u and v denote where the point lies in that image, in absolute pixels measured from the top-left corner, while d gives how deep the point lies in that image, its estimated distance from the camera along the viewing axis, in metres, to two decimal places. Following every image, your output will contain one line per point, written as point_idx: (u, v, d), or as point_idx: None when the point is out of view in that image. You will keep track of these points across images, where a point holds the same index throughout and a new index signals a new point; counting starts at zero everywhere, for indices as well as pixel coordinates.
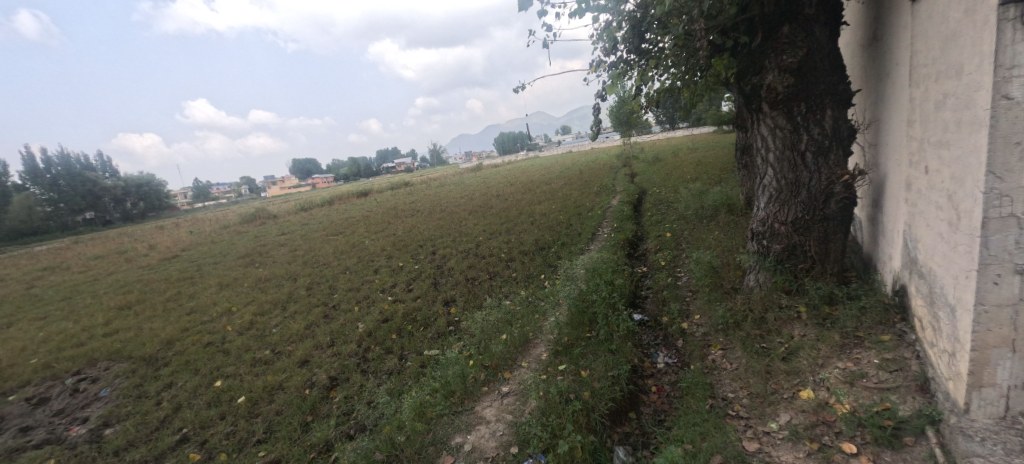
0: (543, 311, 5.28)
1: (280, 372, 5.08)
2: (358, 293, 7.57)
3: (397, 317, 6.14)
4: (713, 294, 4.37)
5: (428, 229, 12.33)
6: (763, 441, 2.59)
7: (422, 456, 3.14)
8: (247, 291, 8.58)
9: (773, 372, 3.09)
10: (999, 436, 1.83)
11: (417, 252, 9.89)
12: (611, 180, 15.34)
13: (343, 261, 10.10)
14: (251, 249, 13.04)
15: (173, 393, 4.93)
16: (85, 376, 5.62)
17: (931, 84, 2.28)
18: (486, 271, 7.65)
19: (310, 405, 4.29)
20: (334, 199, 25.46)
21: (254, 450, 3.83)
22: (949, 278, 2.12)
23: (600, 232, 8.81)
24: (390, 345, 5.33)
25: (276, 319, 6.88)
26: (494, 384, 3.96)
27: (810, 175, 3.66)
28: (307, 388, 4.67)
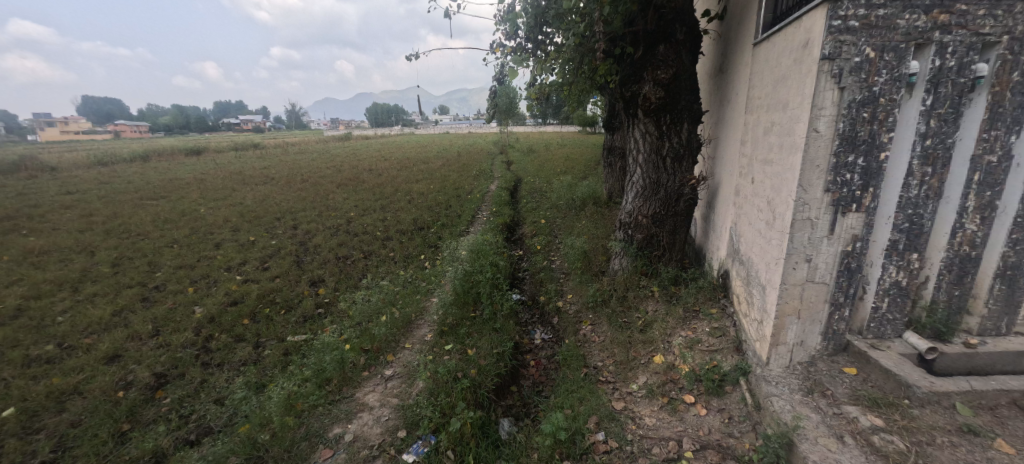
0: (425, 292, 5.18)
1: (75, 372, 3.91)
2: (193, 272, 6.25)
3: (250, 299, 5.28)
4: (584, 276, 4.87)
5: (286, 200, 10.83)
6: (627, 400, 3.05)
7: (294, 452, 2.81)
8: (9, 268, 6.30)
9: (633, 341, 3.62)
10: (786, 380, 2.50)
11: (273, 226, 8.62)
12: (490, 165, 15.74)
13: (168, 232, 8.19)
14: (13, 210, 9.57)
15: None
16: None
17: (762, 113, 2.90)
18: (360, 249, 7.11)
19: (127, 410, 3.41)
20: (151, 154, 20.37)
21: None
22: (762, 264, 2.78)
23: (480, 215, 8.98)
24: (242, 331, 4.57)
25: (63, 304, 5.23)
26: (376, 368, 3.76)
27: (668, 177, 4.33)
28: (120, 390, 3.69)
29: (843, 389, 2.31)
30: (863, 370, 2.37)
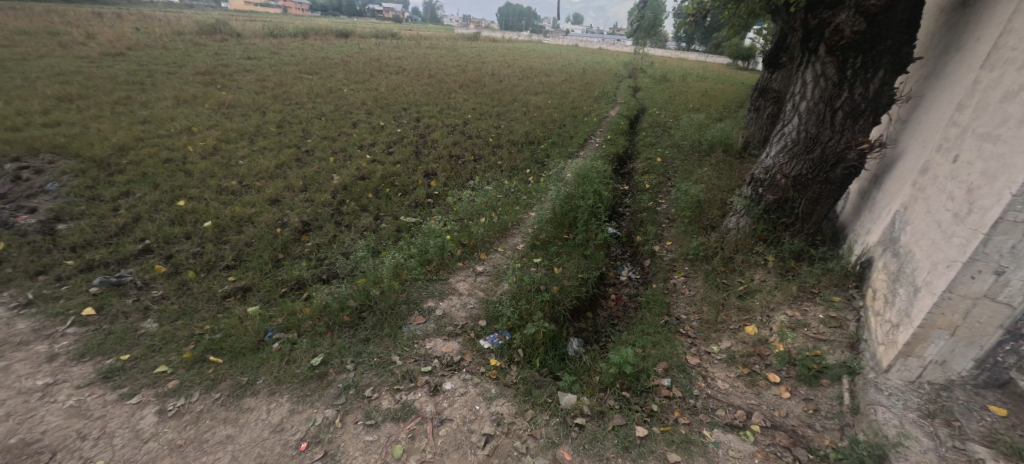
0: (525, 205, 5.33)
1: (249, 206, 4.95)
2: (334, 144, 7.16)
3: (375, 177, 5.97)
4: (690, 227, 4.54)
5: (414, 92, 11.45)
6: (703, 358, 2.96)
7: (395, 311, 3.33)
8: (209, 114, 7.84)
9: (726, 305, 3.41)
10: (904, 395, 2.19)
11: (400, 115, 9.29)
12: (614, 88, 14.58)
13: (318, 105, 9.33)
14: (212, 66, 11.60)
15: (131, 203, 4.72)
16: (27, 166, 5.16)
17: (1010, 69, 2.17)
18: (472, 152, 7.41)
19: (282, 244, 4.29)
20: (310, 32, 22.59)
21: (223, 273, 3.81)
22: (925, 263, 2.30)
23: (592, 140, 8.60)
24: (366, 203, 5.26)
25: (243, 151, 6.46)
26: (469, 261, 4.12)
27: (831, 135, 3.64)
28: (277, 227, 4.61)
29: (977, 426, 1.97)
30: (1016, 415, 1.97)
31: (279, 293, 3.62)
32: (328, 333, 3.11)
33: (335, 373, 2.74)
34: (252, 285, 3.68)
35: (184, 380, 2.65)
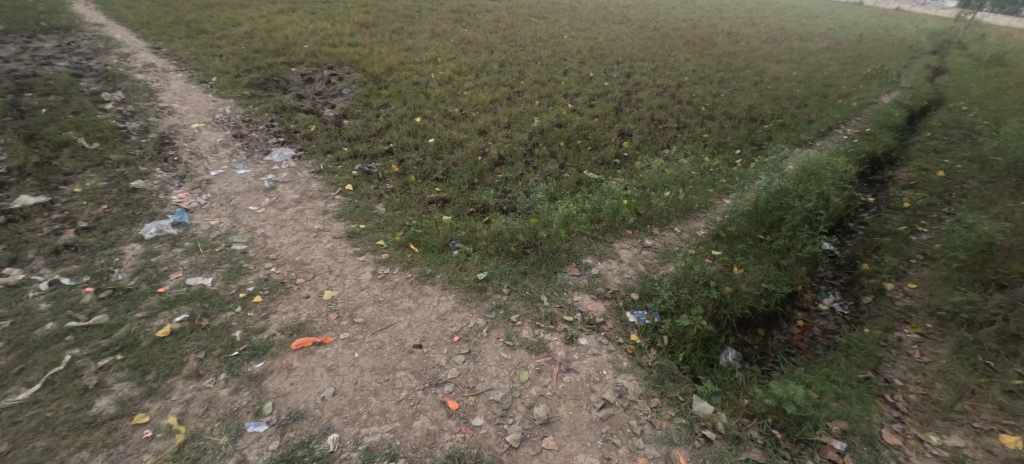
0: (721, 189, 4.70)
1: (463, 132, 5.72)
2: (542, 88, 7.51)
3: (571, 127, 6.09)
4: (958, 274, 3.29)
5: (632, 45, 10.85)
6: (909, 442, 2.26)
7: (555, 257, 3.51)
8: (452, 48, 9.11)
9: (978, 394, 2.46)
10: None
11: (612, 69, 9.02)
12: (900, 65, 10.89)
13: (538, 49, 9.79)
14: (463, 5, 13.22)
15: (387, 113, 6.02)
16: (335, 73, 7.04)
17: None
18: (676, 118, 6.78)
19: (479, 170, 4.88)
20: None
21: (433, 183, 4.61)
22: None
23: (839, 129, 6.79)
24: (556, 150, 5.47)
25: (469, 84, 7.37)
26: (639, 232, 3.95)
27: None
28: (479, 155, 5.24)
29: None
30: None
31: (467, 211, 4.20)
32: (496, 256, 3.50)
33: (492, 291, 3.11)
34: (450, 199, 4.37)
35: (392, 256, 3.42)
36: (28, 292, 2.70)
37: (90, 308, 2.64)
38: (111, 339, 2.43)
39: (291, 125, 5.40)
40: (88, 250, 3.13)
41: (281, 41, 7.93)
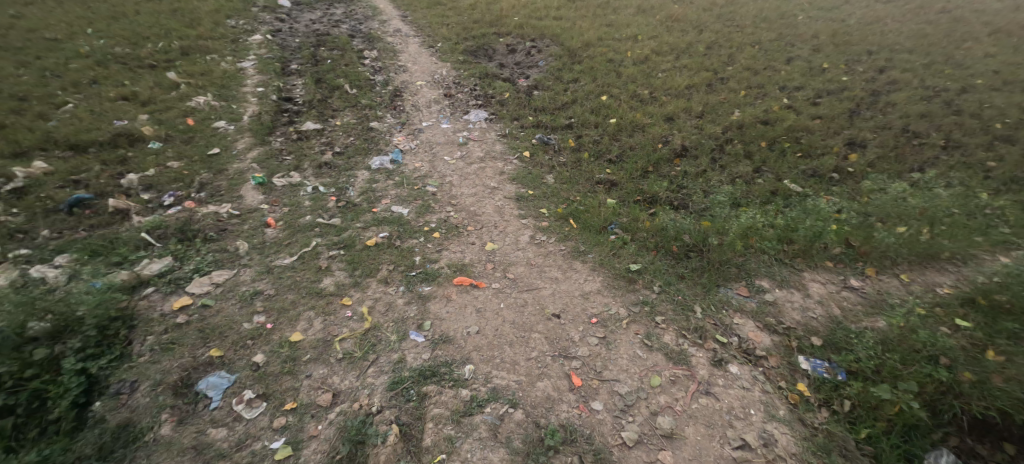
0: (997, 241, 3.38)
1: (648, 116, 5.41)
2: (753, 77, 6.48)
3: (781, 126, 5.14)
4: None
5: (899, 30, 8.35)
6: None
7: (722, 269, 3.11)
8: (656, 25, 8.53)
9: None
10: None
11: (858, 60, 7.16)
12: None
13: (759, 30, 8.40)
14: None
15: (575, 88, 6.09)
16: (536, 46, 7.41)
17: None
18: (947, 133, 5.04)
19: (656, 159, 4.58)
20: None
21: (604, 164, 4.55)
22: None
23: None
24: (754, 150, 4.73)
25: (667, 65, 6.85)
26: (844, 268, 3.18)
27: None
28: (660, 143, 4.90)
29: None
30: None
31: (634, 199, 4.03)
32: (654, 252, 3.30)
33: (641, 286, 2.97)
34: (618, 182, 4.25)
35: (551, 225, 3.55)
36: (300, 191, 3.76)
37: (331, 212, 3.52)
38: (339, 238, 3.21)
39: (490, 91, 5.97)
40: (337, 169, 4.14)
41: (496, 13, 8.68)
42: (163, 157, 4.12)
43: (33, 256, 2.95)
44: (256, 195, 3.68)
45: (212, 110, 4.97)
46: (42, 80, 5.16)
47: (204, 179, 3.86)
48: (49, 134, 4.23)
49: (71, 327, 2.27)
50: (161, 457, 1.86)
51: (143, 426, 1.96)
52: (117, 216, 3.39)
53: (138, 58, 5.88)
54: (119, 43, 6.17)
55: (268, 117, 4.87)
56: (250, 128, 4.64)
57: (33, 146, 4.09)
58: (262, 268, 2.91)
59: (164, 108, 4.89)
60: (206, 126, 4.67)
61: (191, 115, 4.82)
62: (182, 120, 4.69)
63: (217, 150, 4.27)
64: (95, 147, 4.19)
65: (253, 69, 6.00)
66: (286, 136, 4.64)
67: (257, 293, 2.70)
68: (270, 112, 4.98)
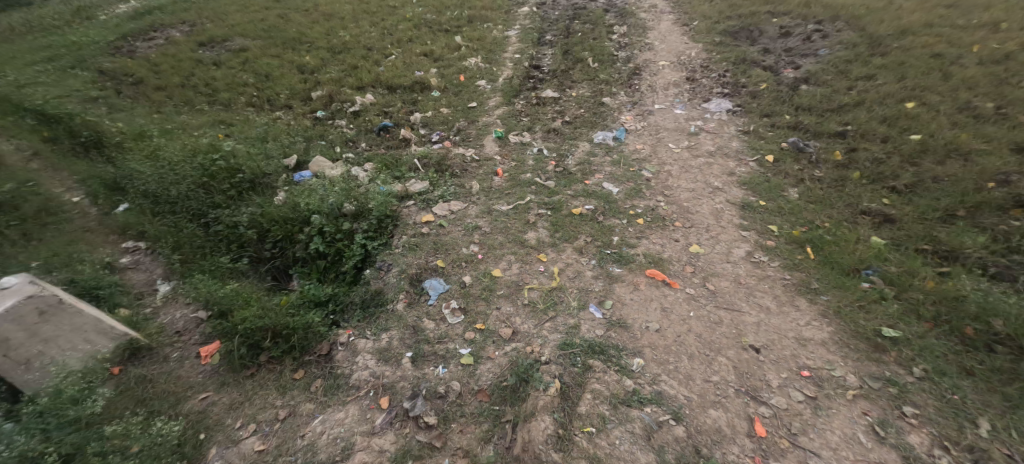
0: None
1: (982, 138, 3.68)
2: None
3: None
4: None
5: None
6: None
7: None
8: None
9: None
10: None
11: None
12: None
13: None
14: None
15: (866, 87, 4.62)
16: (822, 30, 5.88)
17: None
18: None
19: (977, 201, 3.11)
20: None
21: (881, 192, 3.44)
22: None
23: None
24: None
25: None
26: None
27: None
28: (993, 180, 3.26)
29: None
30: None
31: (916, 246, 2.94)
32: (929, 325, 2.39)
33: (891, 360, 2.23)
34: (896, 219, 3.16)
35: (778, 247, 2.97)
36: (528, 151, 4.18)
37: (548, 175, 3.80)
38: (549, 199, 3.46)
39: (742, 79, 5.14)
40: (563, 136, 4.39)
41: None
42: (439, 104, 5.19)
43: (355, 160, 4.22)
44: (494, 147, 4.28)
45: (479, 70, 5.91)
46: (382, 37, 7.09)
47: (462, 126, 4.70)
48: (378, 77, 5.84)
49: (364, 213, 3.23)
50: (393, 324, 2.48)
51: (387, 297, 2.64)
52: (403, 143, 4.50)
53: (440, 23, 7.41)
54: (430, 11, 7.90)
55: (518, 82, 5.49)
56: (502, 89, 5.34)
57: (369, 83, 5.74)
58: (484, 208, 3.41)
59: (447, 65, 6.09)
60: (471, 83, 5.60)
61: (463, 73, 5.86)
62: (457, 77, 5.75)
63: (474, 104, 5.10)
64: (401, 89, 5.58)
65: (516, 38, 6.80)
66: (528, 100, 5.15)
67: (476, 228, 3.19)
68: (520, 77, 5.61)
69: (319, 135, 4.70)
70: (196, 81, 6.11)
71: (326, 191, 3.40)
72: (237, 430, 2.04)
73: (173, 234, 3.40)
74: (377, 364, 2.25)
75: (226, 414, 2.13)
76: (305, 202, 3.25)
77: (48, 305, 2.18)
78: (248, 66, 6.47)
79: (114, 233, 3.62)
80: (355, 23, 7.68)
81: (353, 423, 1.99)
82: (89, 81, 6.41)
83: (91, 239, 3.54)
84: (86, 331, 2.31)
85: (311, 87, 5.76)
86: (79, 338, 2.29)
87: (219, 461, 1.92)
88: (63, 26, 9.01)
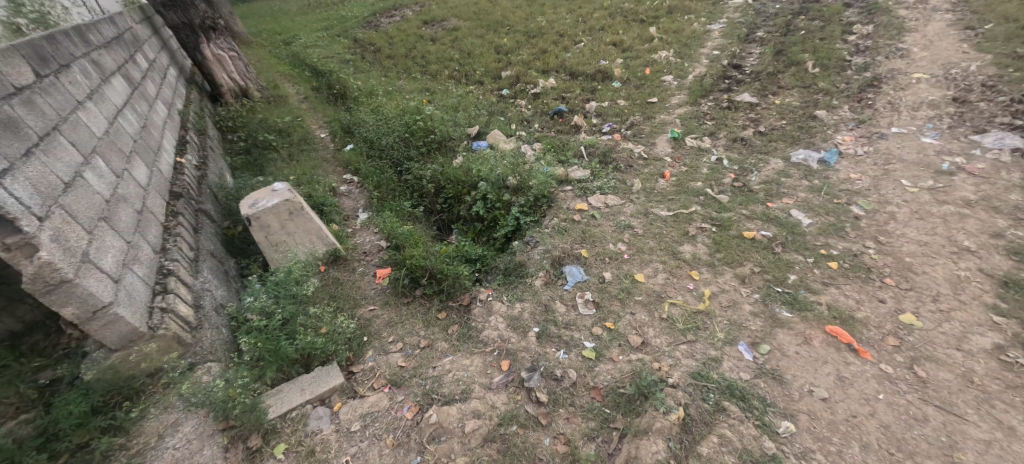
0: None
1: None
2: None
3: None
4: None
5: None
6: None
7: None
8: None
9: None
10: None
11: None
12: None
13: None
14: None
15: None
16: None
17: None
18: None
19: None
20: None
21: None
22: None
23: None
24: None
25: None
26: None
27: None
28: None
29: None
30: None
31: None
32: None
33: None
34: None
35: None
36: (704, 157, 3.77)
37: (723, 187, 3.37)
38: (718, 215, 3.08)
39: None
40: (751, 148, 3.80)
41: None
42: (617, 95, 5.07)
43: (526, 138, 4.47)
44: (666, 147, 3.99)
45: (668, 64, 5.54)
46: (576, 24, 7.22)
47: (636, 120, 4.51)
48: (564, 63, 6.00)
49: (524, 188, 3.41)
50: (527, 297, 2.60)
51: (528, 271, 2.77)
52: (573, 129, 4.57)
53: (636, 13, 7.16)
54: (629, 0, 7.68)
55: (710, 81, 4.96)
56: (690, 88, 4.91)
57: (553, 68, 5.94)
58: (641, 209, 3.24)
59: (635, 56, 5.87)
60: (656, 77, 5.29)
61: (650, 66, 5.58)
62: (642, 69, 5.51)
63: (655, 100, 4.82)
64: (583, 77, 5.63)
65: (719, 32, 6.13)
66: (718, 102, 4.61)
67: (628, 227, 3.06)
68: (714, 76, 5.06)
69: (500, 111, 5.11)
70: (416, 53, 7.27)
71: (496, 162, 3.69)
72: (389, 344, 2.45)
73: (377, 175, 4.18)
74: (506, 328, 2.41)
75: (383, 328, 2.57)
76: (477, 169, 3.60)
77: (296, 208, 2.94)
78: (456, 43, 7.38)
79: (341, 167, 4.65)
80: (553, 10, 8.00)
81: (475, 373, 2.19)
82: (350, 47, 8.25)
83: (326, 168, 4.61)
84: (312, 234, 3.05)
85: (502, 66, 6.28)
86: (308, 237, 3.04)
87: (373, 360, 2.35)
88: (341, 5, 11.74)
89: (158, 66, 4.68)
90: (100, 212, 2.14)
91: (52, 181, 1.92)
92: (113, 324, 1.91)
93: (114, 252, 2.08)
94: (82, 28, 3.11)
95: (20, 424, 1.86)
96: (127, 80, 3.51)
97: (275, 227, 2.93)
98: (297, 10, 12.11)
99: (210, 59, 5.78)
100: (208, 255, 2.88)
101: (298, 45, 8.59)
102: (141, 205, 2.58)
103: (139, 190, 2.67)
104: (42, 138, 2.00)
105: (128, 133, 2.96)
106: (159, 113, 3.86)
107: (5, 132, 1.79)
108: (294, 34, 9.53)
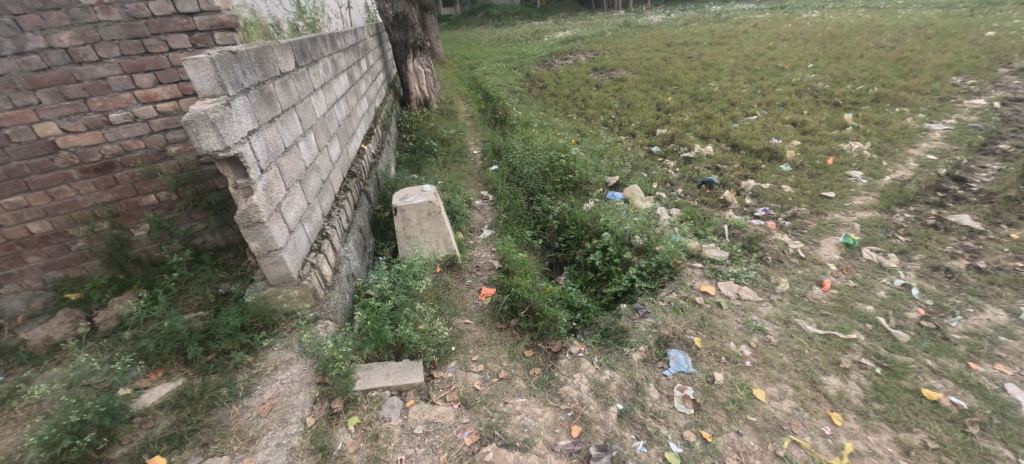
0: None
1: None
2: None
3: None
4: None
5: None
6: None
7: None
8: None
9: None
10: None
11: None
12: None
13: None
14: None
15: None
16: None
17: None
18: None
19: None
20: None
21: None
22: None
23: None
24: None
25: None
26: None
27: None
28: None
29: None
30: None
31: None
32: None
33: None
34: None
35: None
36: (884, 278, 3.07)
37: (904, 323, 2.67)
38: (888, 355, 2.45)
39: None
40: (960, 284, 2.95)
41: None
42: (783, 179, 4.51)
43: (665, 200, 4.25)
44: (832, 252, 3.38)
45: (859, 158, 4.73)
46: (753, 95, 6.72)
47: (800, 212, 3.93)
48: (728, 132, 5.61)
49: (649, 251, 3.22)
50: (620, 367, 2.41)
51: (628, 340, 2.57)
52: (720, 204, 4.18)
53: (830, 95, 6.36)
54: (824, 80, 6.88)
55: (914, 189, 4.07)
56: (883, 192, 4.11)
57: (714, 135, 5.59)
58: (781, 315, 2.76)
59: (817, 142, 5.17)
60: (840, 170, 4.56)
61: (834, 156, 4.84)
62: (822, 157, 4.82)
63: (831, 194, 4.15)
64: (747, 150, 5.17)
65: (941, 134, 5.04)
66: (920, 216, 3.74)
67: (759, 331, 2.63)
68: (922, 184, 4.14)
69: (645, 167, 4.97)
70: (579, 96, 7.61)
71: (627, 217, 3.57)
72: (471, 362, 2.51)
73: (510, 198, 4.42)
74: (588, 392, 2.26)
75: (472, 344, 2.64)
76: (605, 218, 3.54)
77: (434, 211, 3.26)
78: (619, 93, 7.51)
79: (481, 183, 5.04)
80: (730, 77, 7.61)
81: (543, 425, 2.08)
82: (522, 80, 9.05)
83: (469, 181, 5.06)
84: (439, 237, 3.34)
85: (659, 123, 6.15)
86: (435, 239, 3.34)
87: (454, 372, 2.42)
88: (525, 43, 13.05)
89: (373, 71, 5.78)
90: (299, 174, 2.67)
91: (278, 144, 2.47)
92: (277, 264, 2.34)
93: (296, 209, 2.56)
94: (336, 35, 4.03)
95: (197, 317, 2.39)
96: (350, 78, 4.40)
97: (413, 222, 3.28)
98: (487, 42, 13.85)
99: (410, 71, 6.91)
100: (357, 229, 3.36)
101: (479, 71, 9.74)
102: (326, 176, 3.15)
103: (328, 164, 3.27)
104: (283, 111, 2.60)
105: (337, 118, 3.68)
106: (362, 107, 4.74)
107: (263, 103, 2.36)
108: (479, 61, 10.84)
